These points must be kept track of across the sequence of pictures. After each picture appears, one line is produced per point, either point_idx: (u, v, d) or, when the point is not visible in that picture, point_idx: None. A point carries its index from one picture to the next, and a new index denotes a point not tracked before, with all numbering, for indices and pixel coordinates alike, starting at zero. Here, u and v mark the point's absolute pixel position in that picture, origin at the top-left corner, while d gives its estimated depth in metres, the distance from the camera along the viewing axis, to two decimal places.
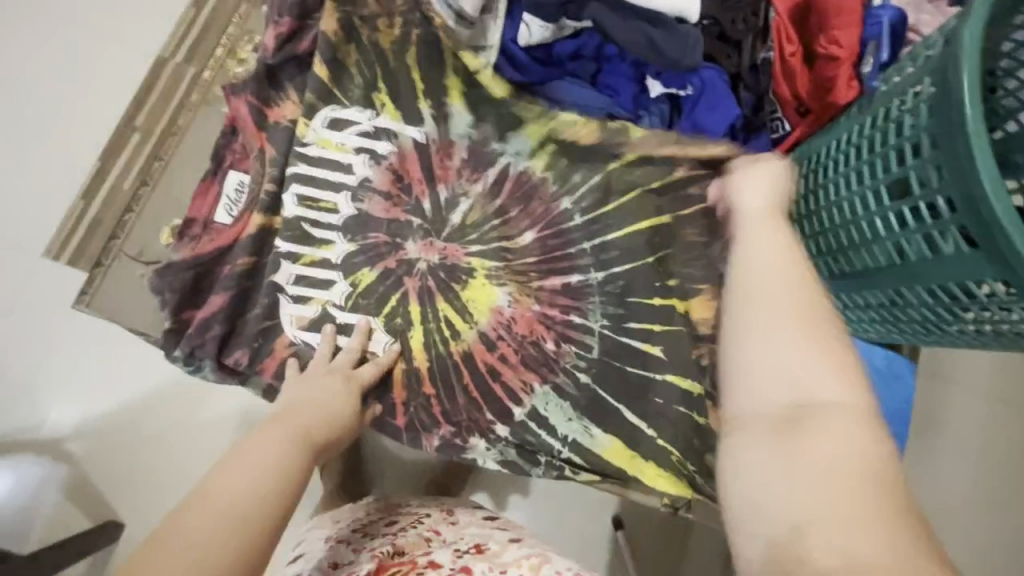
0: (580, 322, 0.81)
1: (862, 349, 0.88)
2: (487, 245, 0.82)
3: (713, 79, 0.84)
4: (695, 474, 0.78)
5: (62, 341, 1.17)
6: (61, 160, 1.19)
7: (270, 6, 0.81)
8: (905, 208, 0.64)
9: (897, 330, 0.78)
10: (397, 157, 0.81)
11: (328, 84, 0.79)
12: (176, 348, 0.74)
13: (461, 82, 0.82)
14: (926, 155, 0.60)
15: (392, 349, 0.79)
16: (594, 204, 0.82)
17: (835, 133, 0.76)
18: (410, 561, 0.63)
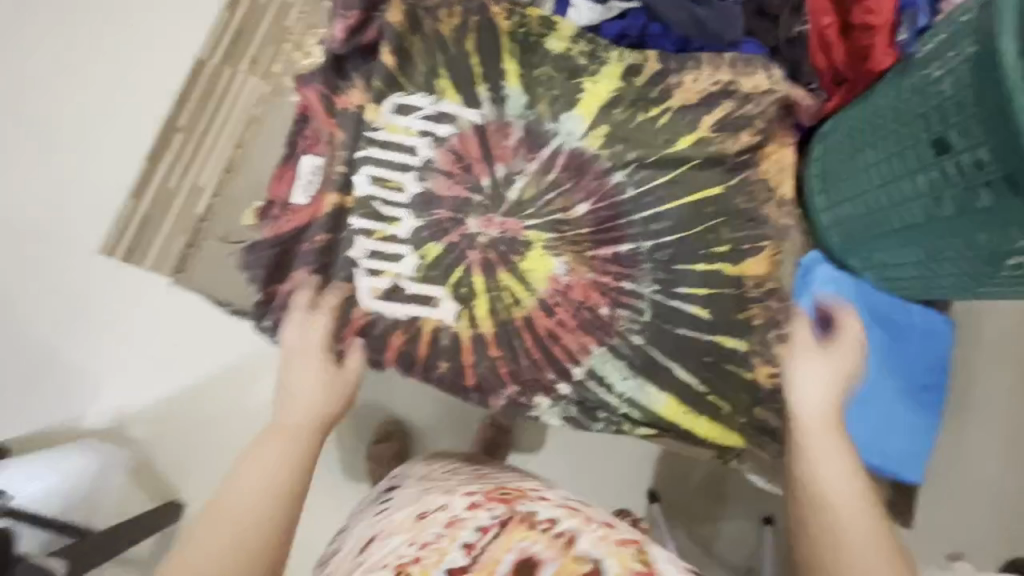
0: (632, 288, 0.87)
1: (902, 308, 0.91)
2: (544, 217, 0.88)
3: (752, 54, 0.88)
4: (745, 425, 0.86)
5: (105, 335, 1.25)
6: (128, 157, 1.28)
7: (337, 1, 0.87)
8: (947, 164, 0.68)
9: (934, 287, 0.82)
10: (457, 139, 0.87)
11: (394, 71, 0.85)
12: (267, 317, 0.83)
13: (517, 64, 0.87)
14: (970, 111, 0.64)
15: (459, 316, 0.85)
16: (644, 178, 0.88)
17: (872, 99, 0.79)
18: (519, 492, 0.65)
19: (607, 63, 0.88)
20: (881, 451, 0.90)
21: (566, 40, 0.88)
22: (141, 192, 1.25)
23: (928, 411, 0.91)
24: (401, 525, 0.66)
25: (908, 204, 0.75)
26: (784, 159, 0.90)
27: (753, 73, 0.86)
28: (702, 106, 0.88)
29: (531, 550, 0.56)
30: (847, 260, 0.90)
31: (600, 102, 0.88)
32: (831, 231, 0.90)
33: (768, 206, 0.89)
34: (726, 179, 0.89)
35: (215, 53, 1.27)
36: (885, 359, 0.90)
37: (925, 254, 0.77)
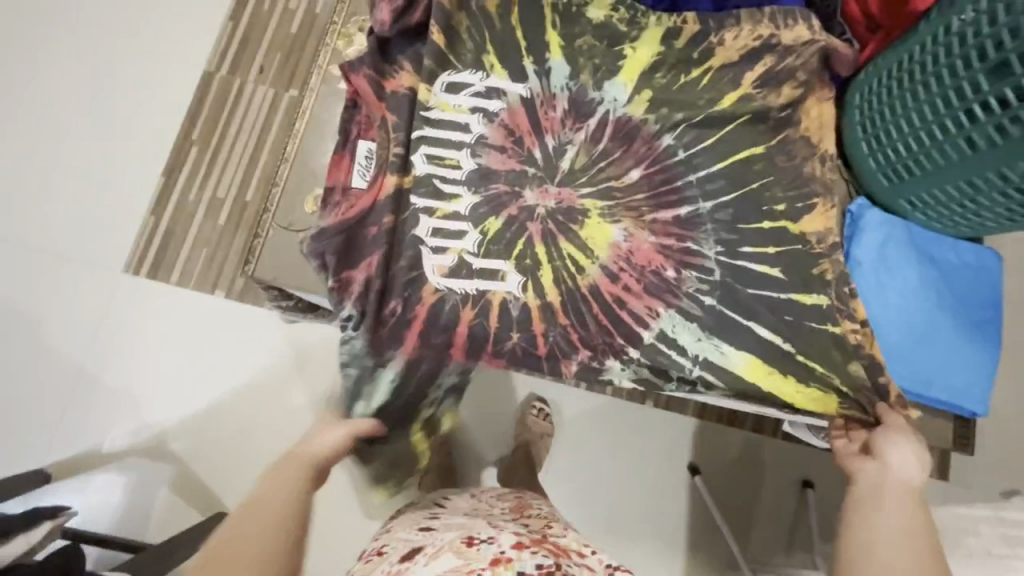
0: (696, 250, 0.87)
1: (951, 246, 0.94)
2: (598, 186, 0.89)
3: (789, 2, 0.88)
4: (832, 385, 0.84)
5: (142, 350, 1.24)
6: (154, 172, 1.30)
7: None
8: (1007, 89, 0.70)
9: (986, 221, 0.84)
10: (507, 114, 0.88)
11: (443, 49, 0.87)
12: (345, 306, 0.83)
13: (558, 35, 0.88)
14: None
15: (525, 288, 0.86)
16: (695, 139, 0.89)
17: (914, 39, 0.81)
18: (564, 553, 0.66)
19: (645, 28, 0.89)
20: (948, 386, 0.90)
21: (606, 7, 0.88)
22: (161, 207, 1.28)
23: (989, 343, 0.92)
24: (448, 545, 0.67)
25: (963, 136, 0.77)
26: (825, 111, 0.91)
27: (794, 25, 0.87)
28: (743, 63, 0.89)
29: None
30: (894, 202, 0.92)
31: (641, 69, 0.89)
32: (878, 174, 0.91)
33: (811, 160, 0.90)
34: (766, 136, 0.90)
35: (222, 65, 1.33)
36: (942, 295, 0.92)
37: (980, 187, 0.79)
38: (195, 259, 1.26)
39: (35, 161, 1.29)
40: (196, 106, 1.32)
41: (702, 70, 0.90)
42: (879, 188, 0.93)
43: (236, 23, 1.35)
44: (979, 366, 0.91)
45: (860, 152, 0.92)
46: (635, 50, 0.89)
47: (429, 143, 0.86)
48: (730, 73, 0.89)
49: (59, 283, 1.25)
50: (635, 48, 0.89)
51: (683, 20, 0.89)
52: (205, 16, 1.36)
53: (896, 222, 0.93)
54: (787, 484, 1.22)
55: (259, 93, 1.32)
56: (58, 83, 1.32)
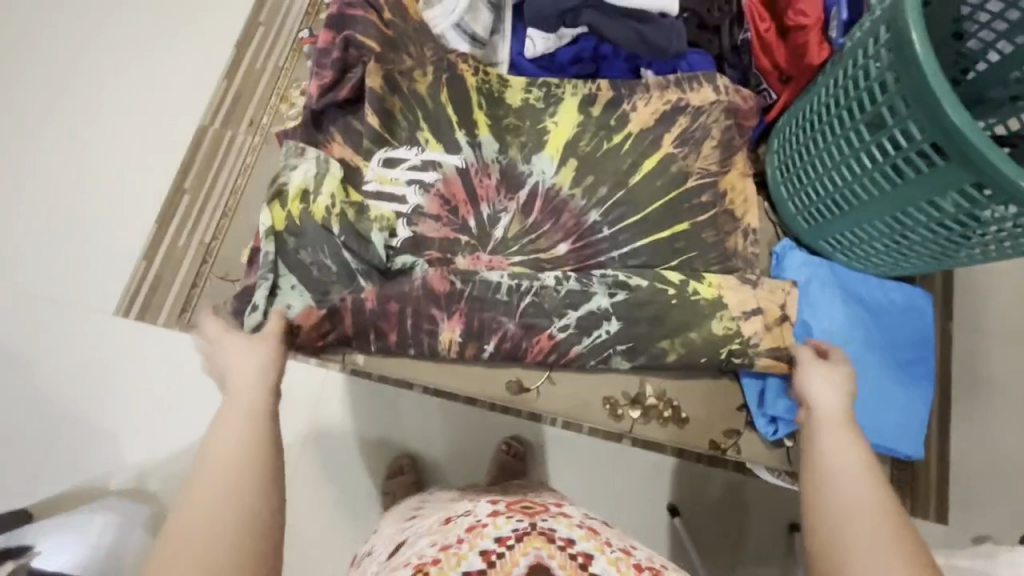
0: (598, 313, 0.88)
1: (879, 287, 0.98)
2: (527, 255, 0.94)
3: (698, 61, 0.99)
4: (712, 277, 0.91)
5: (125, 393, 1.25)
6: (142, 220, 1.32)
7: (312, 62, 0.95)
8: (884, 139, 0.76)
9: (901, 256, 0.89)
10: (443, 184, 0.93)
11: (379, 130, 0.91)
12: (294, 278, 0.87)
13: (485, 115, 0.95)
14: (892, 90, 0.72)
15: (454, 327, 0.88)
16: (619, 216, 0.94)
17: (816, 91, 0.88)
18: (541, 508, 0.64)
19: (562, 103, 0.97)
20: (871, 422, 0.93)
21: (520, 91, 0.97)
22: (152, 253, 1.30)
23: (915, 385, 0.96)
24: (428, 529, 0.69)
25: (860, 181, 0.82)
26: (748, 190, 0.98)
27: (699, 88, 0.96)
28: (660, 126, 0.96)
29: (546, 562, 0.55)
30: (818, 243, 0.98)
31: (564, 139, 0.96)
32: (800, 216, 0.98)
33: (734, 235, 0.96)
34: (693, 216, 0.95)
35: (215, 118, 1.38)
36: (866, 333, 0.96)
37: (885, 227, 0.84)
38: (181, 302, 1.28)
39: (24, 213, 1.30)
40: (187, 160, 1.35)
41: (621, 138, 0.96)
42: (803, 228, 0.99)
43: (229, 82, 1.40)
44: (907, 407, 0.95)
45: (783, 195, 1.00)
46: (559, 126, 0.96)
47: (352, 202, 0.89)
48: (651, 138, 0.95)
49: (48, 331, 1.26)
50: (560, 124, 0.96)
51: (597, 88, 0.97)
52: (189, 72, 1.40)
53: (821, 262, 0.98)
54: (763, 534, 1.18)
55: (248, 143, 1.36)
56: (53, 136, 1.35)
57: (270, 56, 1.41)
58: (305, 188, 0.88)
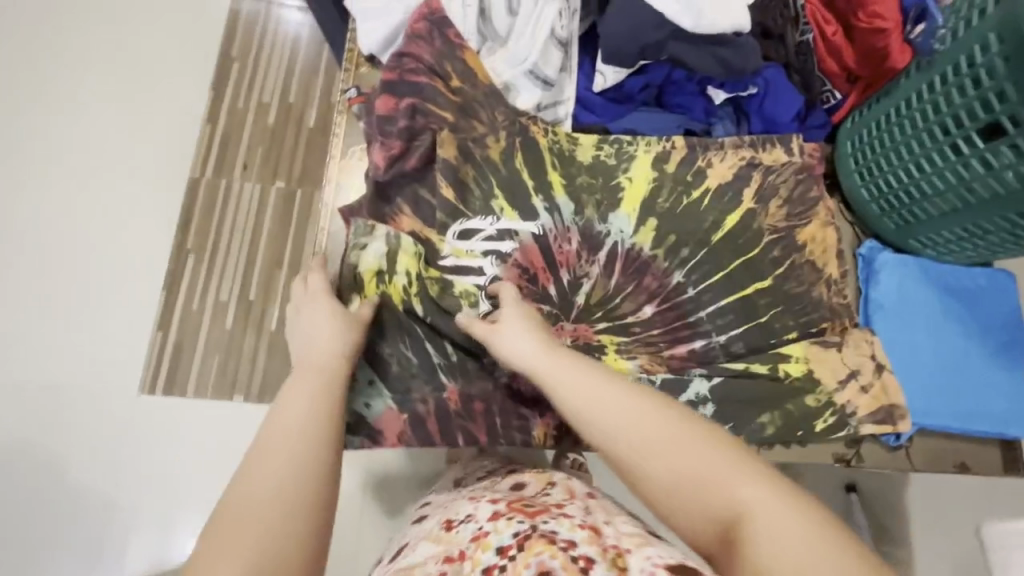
0: (690, 394, 0.88)
1: (965, 273, 0.97)
2: (613, 321, 0.90)
3: (775, 76, 0.93)
4: (794, 338, 0.93)
5: (145, 463, 1.16)
6: (144, 282, 1.24)
7: (370, 127, 0.86)
8: (1002, 146, 0.73)
9: (998, 250, 0.88)
10: (521, 253, 0.88)
11: (454, 202, 0.86)
12: (373, 373, 0.83)
13: (560, 175, 0.90)
14: (1015, 100, 0.69)
15: (548, 422, 0.85)
16: (703, 275, 0.92)
17: (901, 95, 0.85)
18: (543, 508, 0.60)
19: (635, 158, 0.93)
20: (983, 413, 0.91)
21: (591, 149, 0.92)
22: (168, 319, 1.23)
23: (1018, 366, 0.94)
24: (429, 534, 0.64)
25: (966, 187, 0.79)
26: (828, 238, 0.96)
27: (771, 148, 0.94)
28: (737, 181, 0.93)
29: (550, 566, 0.51)
30: (904, 242, 0.96)
31: (640, 197, 0.92)
32: (886, 216, 0.94)
33: (819, 284, 0.95)
34: (772, 271, 0.94)
35: (206, 168, 1.30)
36: (965, 326, 0.95)
37: (990, 228, 0.82)
38: (209, 367, 1.21)
39: (38, 284, 1.22)
40: (187, 210, 1.28)
41: (701, 191, 0.93)
42: (888, 229, 0.96)
43: (213, 125, 1.32)
44: (1019, 394, 0.93)
45: (863, 198, 0.96)
46: (636, 176, 0.93)
47: (432, 278, 0.84)
48: (729, 188, 0.93)
49: (45, 409, 1.17)
50: (637, 174, 0.93)
51: (672, 145, 0.93)
52: (186, 125, 1.33)
53: (910, 259, 0.96)
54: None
55: (247, 191, 1.30)
56: (38, 205, 1.26)
57: (253, 91, 1.34)
58: (377, 268, 0.83)
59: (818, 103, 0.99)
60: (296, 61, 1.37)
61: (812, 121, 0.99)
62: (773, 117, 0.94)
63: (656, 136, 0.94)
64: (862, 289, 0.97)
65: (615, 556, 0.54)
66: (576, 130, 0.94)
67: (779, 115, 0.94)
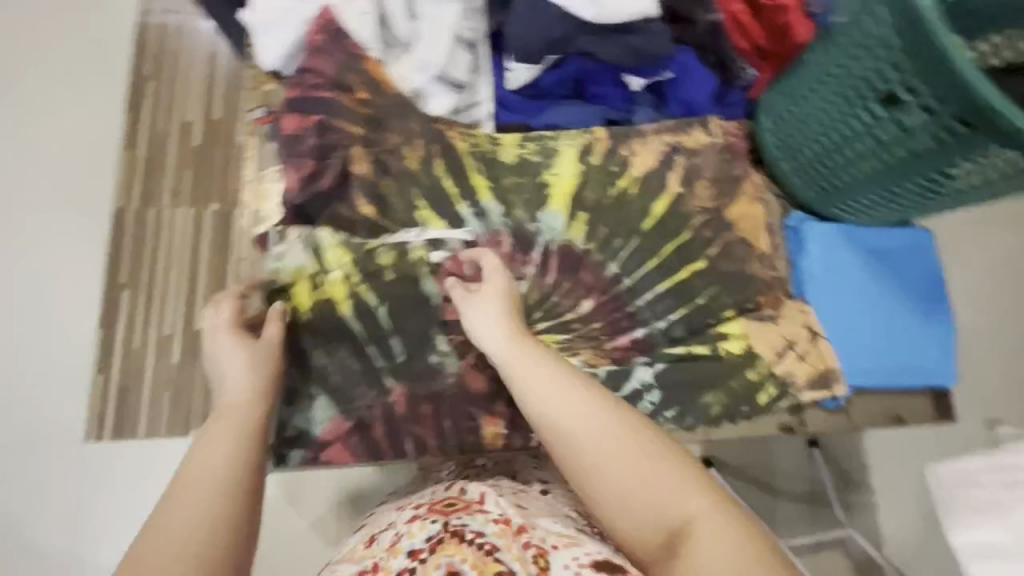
0: (631, 383, 0.89)
1: (886, 234, 1.00)
2: (553, 320, 0.90)
3: (687, 60, 0.94)
4: (732, 315, 0.94)
5: (94, 509, 1.12)
6: (77, 325, 1.18)
7: (280, 149, 0.83)
8: (901, 113, 0.75)
9: (912, 210, 0.91)
10: (450, 261, 0.85)
11: (376, 219, 0.84)
12: (313, 387, 0.80)
13: (485, 178, 0.89)
14: (908, 68, 0.71)
15: (496, 420, 0.82)
16: (638, 264, 0.92)
17: (808, 68, 0.85)
18: (464, 505, 0.63)
19: (560, 153, 0.92)
20: (911, 367, 0.96)
21: (515, 147, 0.91)
22: (108, 356, 1.13)
23: (939, 317, 0.99)
24: (348, 553, 0.63)
25: (876, 154, 0.81)
26: (757, 214, 0.97)
27: (692, 130, 0.94)
28: (662, 167, 0.93)
29: (459, 567, 0.54)
30: (828, 210, 0.98)
31: (569, 192, 0.92)
32: (808, 187, 0.96)
33: (751, 261, 0.96)
34: (705, 252, 0.95)
35: (131, 195, 1.20)
36: (890, 286, 0.98)
37: (903, 190, 0.84)
38: (161, 407, 1.12)
39: None
40: (115, 242, 1.19)
41: (627, 180, 0.93)
42: (811, 198, 0.97)
43: (132, 150, 1.22)
44: (941, 343, 0.98)
45: (785, 171, 0.97)
46: (561, 171, 0.92)
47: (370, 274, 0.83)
48: (655, 175, 0.93)
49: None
50: (562, 167, 0.92)
51: (594, 136, 0.92)
52: (105, 152, 1.25)
53: (834, 226, 0.98)
54: (831, 527, 1.19)
55: (179, 219, 1.21)
56: None
57: (174, 110, 1.25)
58: (309, 273, 0.82)
59: (736, 80, 0.99)
60: (217, 72, 1.26)
61: (731, 102, 0.98)
62: (690, 98, 0.95)
63: (576, 129, 0.93)
64: (794, 260, 0.99)
65: (537, 556, 0.57)
66: (497, 130, 0.92)
67: (695, 97, 0.95)
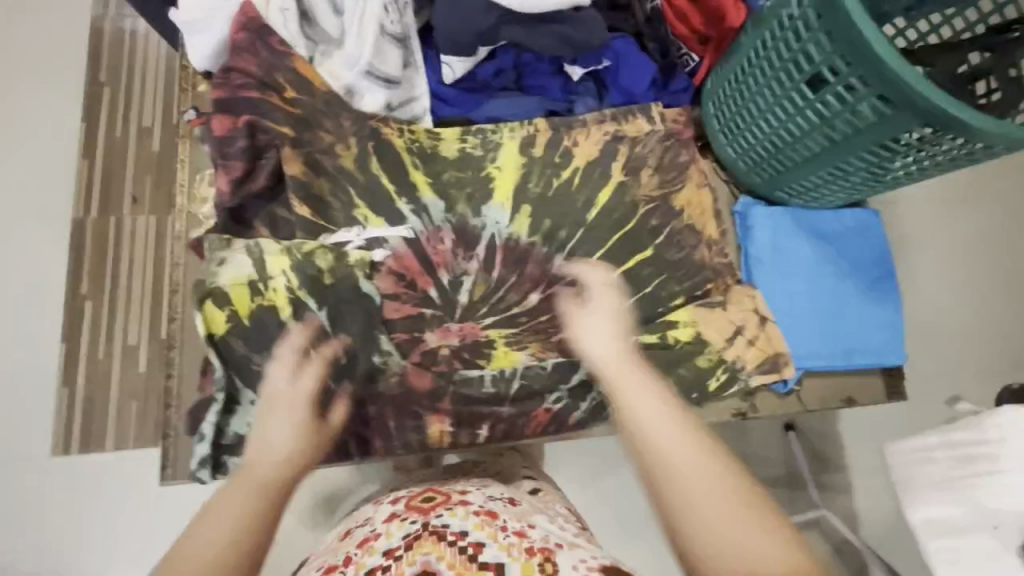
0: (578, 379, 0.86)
1: (834, 216, 1.00)
2: (499, 314, 0.89)
3: (624, 47, 0.93)
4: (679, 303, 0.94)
5: (32, 533, 1.05)
6: (37, 338, 1.12)
7: (211, 151, 0.81)
8: (829, 95, 0.75)
9: (853, 190, 0.91)
10: (393, 259, 0.86)
11: (313, 219, 0.83)
12: (250, 392, 0.78)
13: (424, 174, 0.88)
14: (829, 49, 0.71)
15: (442, 418, 0.83)
16: (584, 255, 0.92)
17: (742, 53, 0.85)
18: (443, 499, 0.64)
19: (501, 146, 0.91)
20: (861, 348, 0.97)
21: (455, 142, 0.90)
22: (72, 374, 1.11)
23: (889, 297, 1.00)
24: (328, 548, 0.65)
25: (810, 136, 0.81)
26: (704, 201, 0.97)
27: (633, 119, 0.94)
28: (605, 156, 0.93)
29: (436, 566, 0.55)
30: (774, 194, 0.98)
31: (512, 185, 0.91)
32: (752, 172, 0.96)
33: (699, 248, 0.96)
34: (652, 240, 0.94)
35: (90, 205, 1.18)
36: (838, 268, 0.99)
37: (842, 171, 0.84)
38: (127, 415, 1.11)
39: None
40: (77, 250, 1.16)
41: (571, 171, 0.92)
42: (757, 183, 0.97)
43: (91, 159, 1.20)
44: (891, 323, 0.99)
45: (730, 156, 0.97)
46: (504, 163, 0.91)
47: (310, 274, 0.81)
48: (598, 165, 0.93)
49: None
50: (505, 159, 0.91)
51: (535, 128, 0.92)
52: (61, 159, 1.20)
53: (780, 210, 0.98)
54: (806, 509, 1.19)
55: (142, 225, 1.19)
56: None
57: (131, 117, 1.23)
58: (249, 279, 0.80)
59: (679, 66, 0.98)
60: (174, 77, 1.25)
61: (676, 87, 0.99)
62: (631, 87, 0.94)
63: (518, 121, 0.92)
64: (742, 245, 0.99)
65: (542, 562, 0.56)
66: (437, 125, 0.92)
67: (636, 85, 0.95)
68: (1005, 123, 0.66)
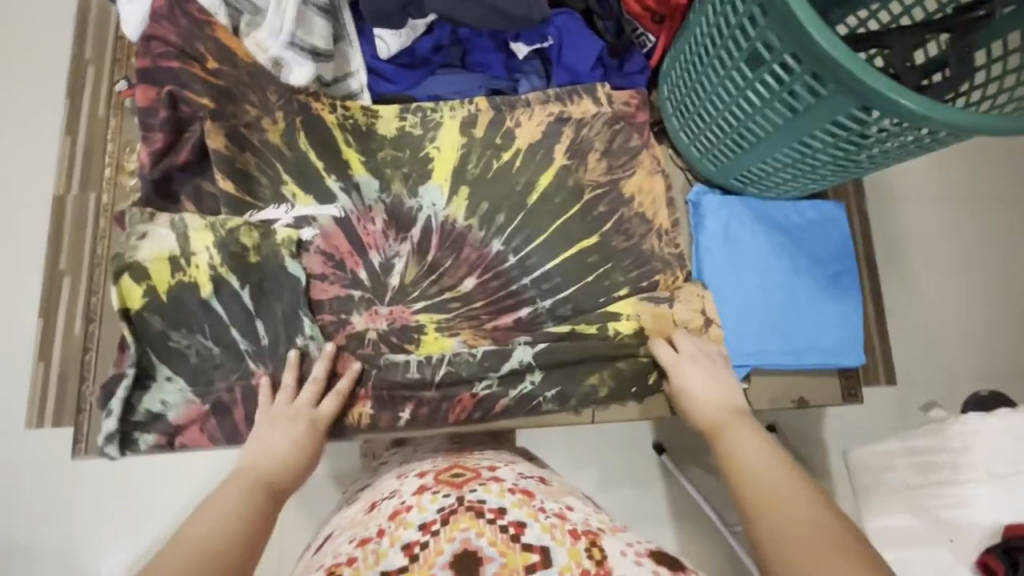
0: (506, 367, 0.83)
1: (792, 209, 0.96)
2: (431, 299, 0.86)
3: (566, 22, 0.90)
4: (625, 293, 0.89)
5: None
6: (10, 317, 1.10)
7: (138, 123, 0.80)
8: (767, 74, 0.70)
9: (806, 180, 0.86)
10: (322, 239, 0.83)
11: (237, 195, 0.81)
12: (168, 369, 0.77)
13: (357, 153, 0.86)
14: (762, 24, 0.67)
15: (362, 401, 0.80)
16: (524, 241, 0.88)
17: (689, 32, 0.82)
18: (473, 475, 0.60)
19: (441, 125, 0.88)
20: (813, 347, 0.92)
21: (394, 121, 0.87)
22: (48, 351, 1.05)
23: (848, 294, 0.95)
24: (348, 521, 0.60)
25: (754, 119, 0.77)
26: (657, 188, 0.92)
27: (579, 100, 0.91)
28: (548, 138, 0.90)
29: (477, 543, 0.50)
30: (728, 182, 0.93)
31: (451, 165, 0.88)
32: (705, 159, 0.91)
33: (649, 238, 0.91)
34: (598, 227, 0.90)
35: (70, 185, 1.11)
36: (794, 261, 0.94)
37: (788, 157, 0.80)
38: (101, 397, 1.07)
39: None
40: (55, 233, 1.10)
41: (512, 153, 0.89)
42: (710, 171, 0.93)
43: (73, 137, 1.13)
44: (849, 323, 0.94)
45: (683, 143, 0.93)
46: (444, 145, 0.88)
47: (232, 251, 0.79)
48: (541, 148, 0.90)
49: None
50: (445, 141, 0.88)
51: (476, 107, 0.89)
52: (48, 137, 1.17)
53: (734, 199, 0.94)
54: None
55: None
56: None
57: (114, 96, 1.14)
58: (170, 253, 0.78)
59: (636, 47, 0.94)
60: None
61: (631, 67, 0.94)
62: (574, 65, 0.91)
63: (457, 98, 0.89)
64: (692, 235, 0.95)
65: (589, 545, 0.51)
66: (376, 102, 0.90)
67: (580, 64, 0.91)
68: (944, 105, 0.61)
